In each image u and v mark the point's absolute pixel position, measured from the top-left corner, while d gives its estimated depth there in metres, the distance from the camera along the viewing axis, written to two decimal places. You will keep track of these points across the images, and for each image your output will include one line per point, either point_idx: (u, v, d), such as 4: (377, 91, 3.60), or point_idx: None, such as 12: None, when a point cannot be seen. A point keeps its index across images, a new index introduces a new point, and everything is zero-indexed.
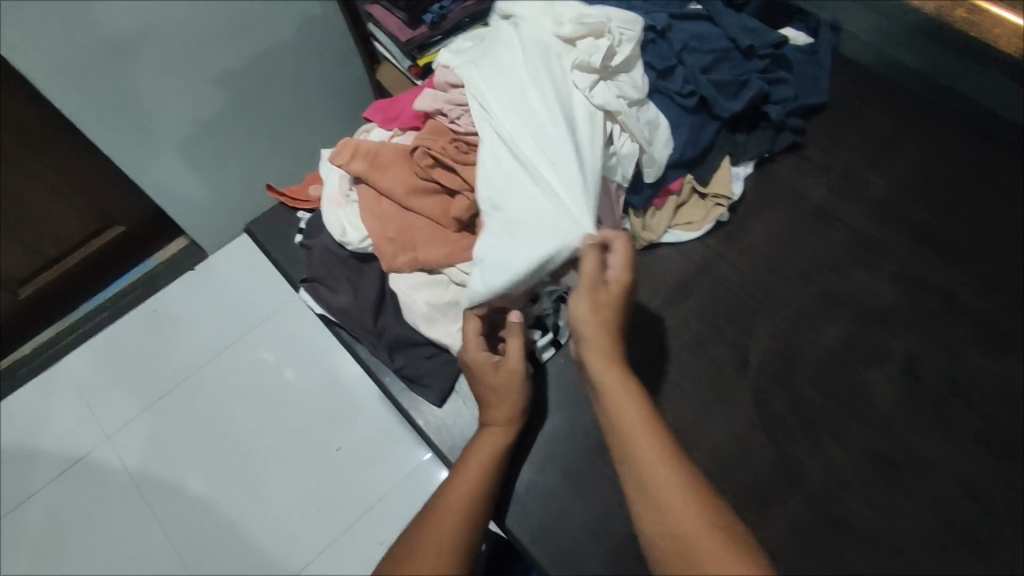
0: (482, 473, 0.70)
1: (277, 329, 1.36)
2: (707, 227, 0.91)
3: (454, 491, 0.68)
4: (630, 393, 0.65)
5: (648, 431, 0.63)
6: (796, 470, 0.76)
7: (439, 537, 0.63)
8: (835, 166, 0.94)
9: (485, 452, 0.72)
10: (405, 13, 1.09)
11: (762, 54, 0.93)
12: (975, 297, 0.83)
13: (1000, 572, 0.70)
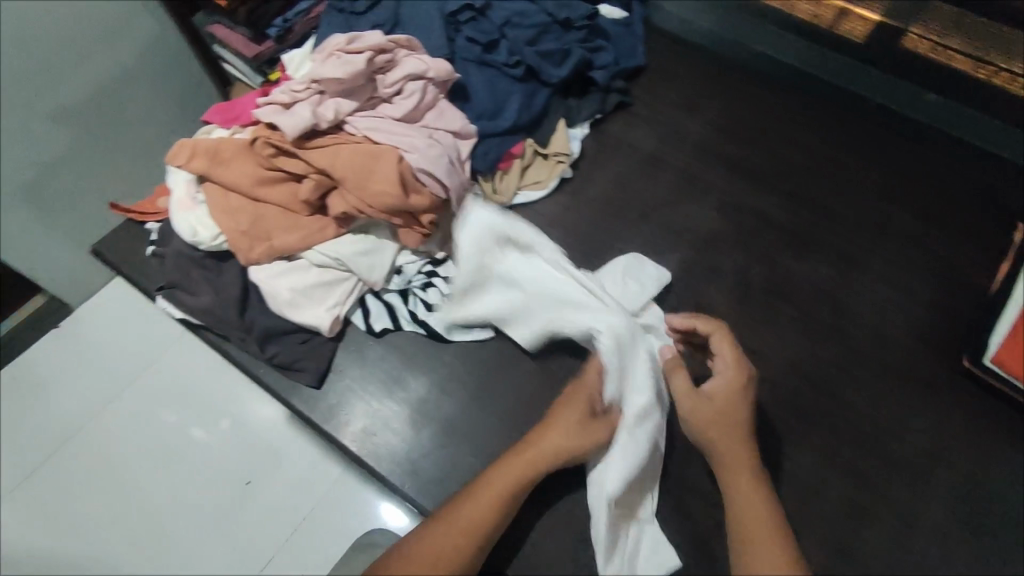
0: (521, 483, 0.69)
1: (169, 378, 1.17)
2: (553, 184, 0.97)
3: (461, 514, 0.67)
4: (733, 435, 0.69)
5: (744, 513, 0.66)
6: None
7: (454, 540, 0.66)
8: (658, 119, 1.06)
9: (507, 483, 0.69)
10: (247, 29, 1.07)
11: (580, 26, 1.04)
12: (781, 211, 0.96)
13: (833, 436, 0.81)
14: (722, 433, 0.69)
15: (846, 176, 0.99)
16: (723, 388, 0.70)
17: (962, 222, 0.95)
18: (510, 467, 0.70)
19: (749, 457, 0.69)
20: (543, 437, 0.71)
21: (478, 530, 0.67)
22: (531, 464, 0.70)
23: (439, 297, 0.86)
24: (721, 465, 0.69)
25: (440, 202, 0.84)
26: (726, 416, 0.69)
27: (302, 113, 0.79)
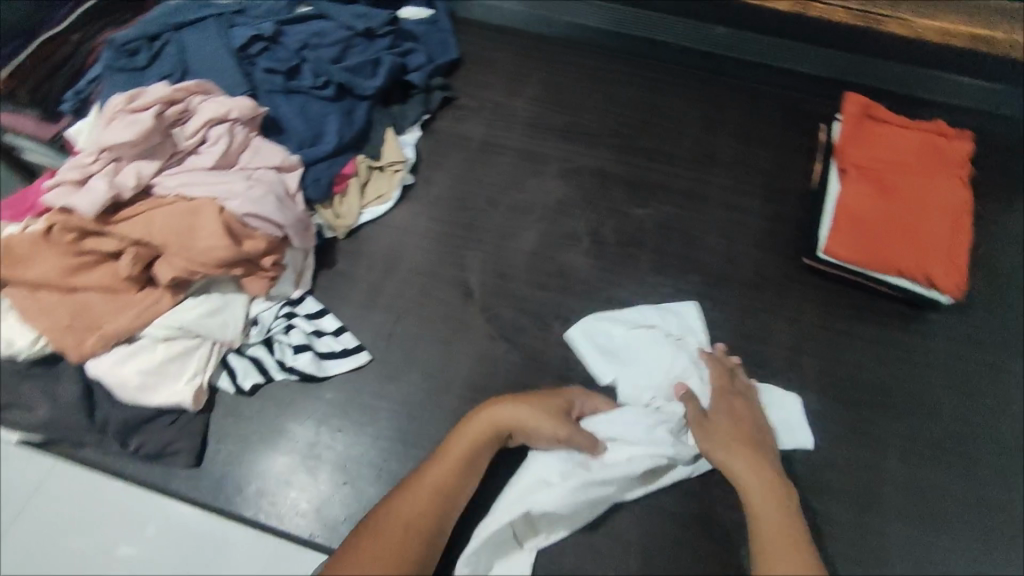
0: (474, 446, 0.71)
1: (76, 505, 0.86)
2: (397, 194, 0.96)
3: (423, 484, 0.68)
4: (755, 464, 0.70)
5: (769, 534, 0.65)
6: (540, 357, 0.85)
7: (413, 504, 0.66)
8: (485, 106, 1.07)
9: (464, 451, 0.70)
10: (34, 109, 0.88)
11: (384, 33, 1.02)
12: (615, 164, 1.00)
13: (712, 356, 0.86)
14: (740, 454, 0.71)
15: (668, 118, 1.05)
16: (758, 426, 0.75)
17: (774, 135, 1.04)
18: (465, 436, 0.72)
19: (769, 475, 0.70)
20: (509, 403, 0.73)
21: (439, 497, 0.67)
22: (488, 429, 0.72)
23: (306, 336, 0.84)
24: (746, 493, 0.69)
25: (279, 241, 0.82)
26: (746, 436, 0.73)
27: (97, 187, 0.72)
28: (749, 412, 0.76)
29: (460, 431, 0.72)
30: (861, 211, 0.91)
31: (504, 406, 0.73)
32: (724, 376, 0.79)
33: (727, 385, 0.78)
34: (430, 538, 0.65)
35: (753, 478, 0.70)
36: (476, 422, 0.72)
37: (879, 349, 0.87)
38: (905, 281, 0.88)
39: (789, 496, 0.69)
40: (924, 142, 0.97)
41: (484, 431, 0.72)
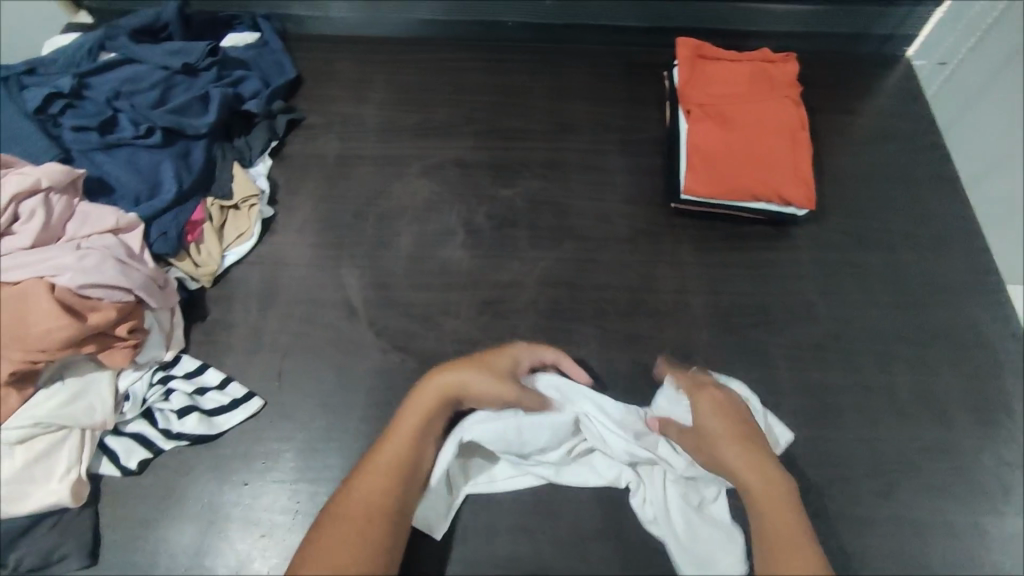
0: (423, 419, 0.70)
1: None
2: (258, 229, 0.91)
3: (380, 464, 0.68)
4: (754, 463, 0.69)
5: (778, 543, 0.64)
6: (437, 359, 0.84)
7: (372, 487, 0.67)
8: (335, 120, 1.04)
9: (417, 425, 0.70)
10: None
11: (207, 66, 0.97)
12: (476, 152, 1.00)
13: (602, 316, 0.88)
14: (741, 458, 0.69)
15: (519, 96, 1.06)
16: (736, 406, 0.74)
17: (622, 92, 1.07)
18: (414, 408, 0.71)
19: (773, 480, 0.68)
20: (451, 370, 0.73)
21: (397, 474, 0.68)
22: (440, 395, 0.72)
23: (188, 397, 0.79)
24: (752, 496, 0.68)
25: (131, 305, 0.75)
26: (738, 431, 0.71)
27: None
28: (736, 408, 0.74)
29: (410, 406, 0.72)
30: (712, 146, 0.93)
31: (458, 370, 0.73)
32: (689, 377, 0.78)
33: (699, 386, 0.76)
34: (395, 516, 0.66)
35: (757, 488, 0.68)
36: (427, 393, 0.72)
37: (753, 272, 0.91)
38: (764, 203, 0.92)
39: (789, 494, 0.68)
40: (755, 70, 1.00)
41: (438, 399, 0.72)
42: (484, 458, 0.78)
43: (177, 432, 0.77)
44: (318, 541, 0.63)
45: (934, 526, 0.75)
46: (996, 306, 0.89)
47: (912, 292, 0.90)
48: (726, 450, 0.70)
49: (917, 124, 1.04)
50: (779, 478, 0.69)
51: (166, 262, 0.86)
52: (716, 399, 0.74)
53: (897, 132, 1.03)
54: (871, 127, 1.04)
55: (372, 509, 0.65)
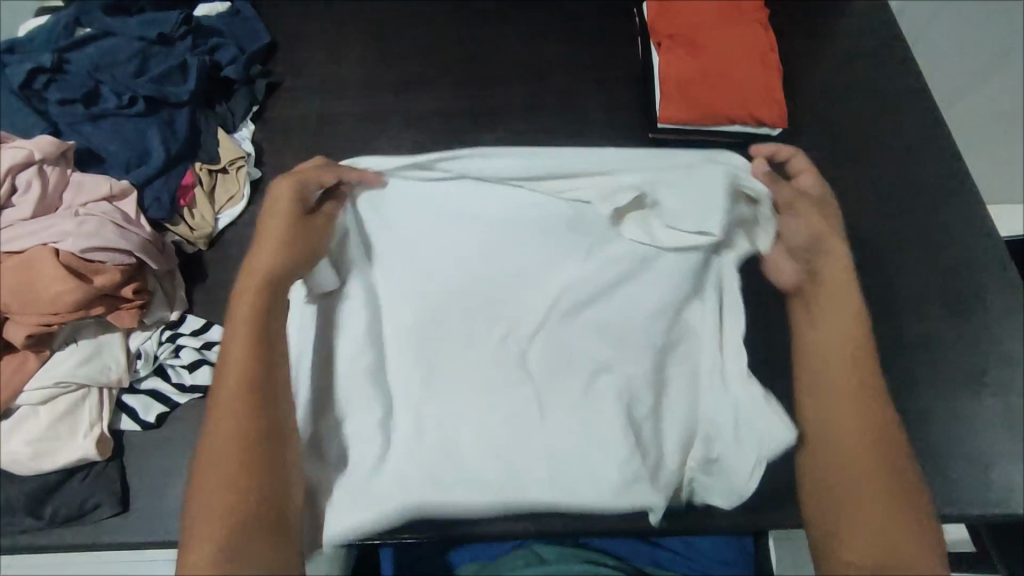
0: (243, 379, 0.64)
1: None
2: (248, 191, 0.94)
3: (229, 377, 0.64)
4: (864, 396, 0.69)
5: (862, 441, 0.67)
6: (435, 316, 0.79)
7: (221, 474, 0.60)
8: (314, 80, 1.06)
9: (232, 421, 0.62)
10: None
11: (181, 35, 0.98)
12: (455, 100, 1.03)
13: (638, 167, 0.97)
14: (841, 369, 0.71)
15: (492, 43, 1.09)
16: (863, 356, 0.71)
17: (592, 32, 1.09)
18: (242, 300, 0.67)
19: (869, 414, 0.68)
20: (259, 251, 0.68)
21: (245, 447, 0.61)
22: (257, 281, 0.67)
23: (197, 351, 0.81)
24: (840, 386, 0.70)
25: (133, 267, 0.78)
26: (852, 365, 0.71)
27: None
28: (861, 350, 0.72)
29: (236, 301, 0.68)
30: (684, 73, 0.94)
31: (278, 241, 0.68)
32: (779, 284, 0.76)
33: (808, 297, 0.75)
34: (260, 515, 0.59)
35: (857, 422, 0.68)
36: (259, 273, 0.67)
37: None
38: (739, 126, 0.94)
39: (895, 428, 0.68)
40: None
41: (273, 266, 0.67)
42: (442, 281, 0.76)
43: (190, 385, 0.80)
44: (198, 505, 0.60)
45: (919, 416, 0.79)
46: (970, 207, 0.92)
47: (888, 200, 0.93)
48: (835, 378, 0.71)
49: (885, 39, 1.06)
50: (880, 411, 0.69)
51: (162, 228, 0.88)
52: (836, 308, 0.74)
53: (867, 49, 1.05)
54: (841, 46, 1.06)
55: (241, 442, 0.61)
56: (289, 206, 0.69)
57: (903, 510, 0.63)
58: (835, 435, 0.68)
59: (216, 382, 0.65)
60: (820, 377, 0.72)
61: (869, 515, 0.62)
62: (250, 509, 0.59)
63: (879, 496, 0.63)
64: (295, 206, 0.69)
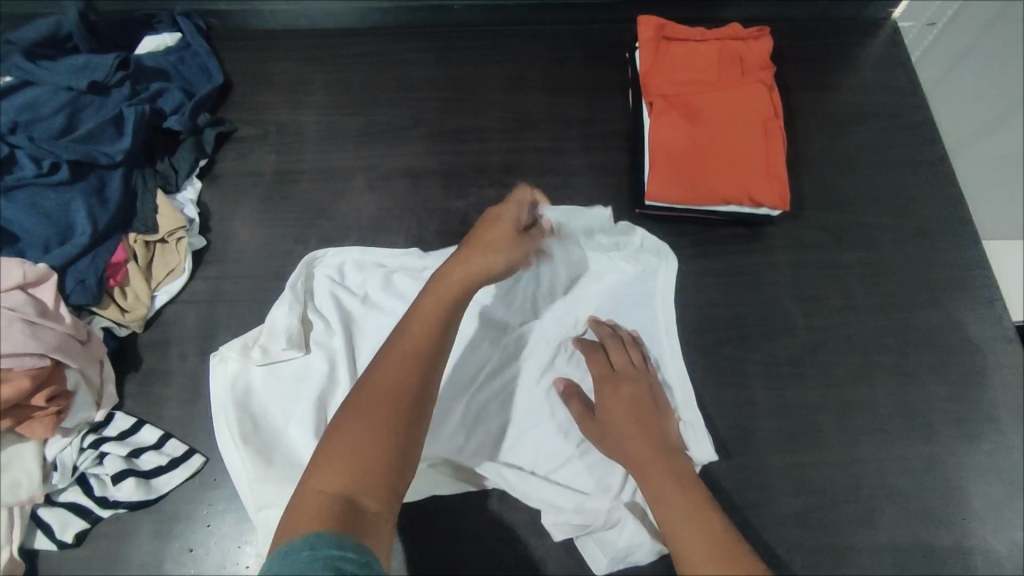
0: (430, 329, 0.60)
1: None
2: (189, 264, 0.84)
3: (409, 340, 0.59)
4: (680, 498, 0.63)
5: (682, 526, 0.60)
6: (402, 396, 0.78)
7: (360, 416, 0.54)
8: (271, 130, 0.97)
9: (404, 363, 0.57)
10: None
11: (118, 82, 0.88)
12: (424, 160, 0.94)
13: None
14: (622, 419, 0.72)
15: (468, 91, 0.99)
16: (642, 395, 0.73)
17: (579, 83, 0.99)
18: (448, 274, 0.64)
19: (653, 443, 0.69)
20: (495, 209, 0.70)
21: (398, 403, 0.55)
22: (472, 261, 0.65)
23: (123, 461, 0.73)
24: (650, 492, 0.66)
25: (47, 369, 0.70)
26: (637, 424, 0.71)
27: None
28: (646, 396, 0.73)
29: (451, 262, 0.65)
30: (675, 143, 0.85)
31: (493, 229, 0.68)
32: (602, 367, 0.76)
33: (613, 378, 0.75)
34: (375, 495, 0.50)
35: (648, 470, 0.67)
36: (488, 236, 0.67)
37: (725, 281, 0.85)
38: (741, 207, 0.84)
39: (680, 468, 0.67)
40: (724, 51, 0.90)
41: (491, 254, 0.66)
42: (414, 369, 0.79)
43: (112, 499, 0.72)
44: (320, 464, 0.52)
45: (915, 553, 0.71)
46: (986, 304, 0.83)
47: (897, 292, 0.84)
48: (621, 436, 0.71)
49: (904, 98, 0.96)
50: (676, 464, 0.67)
51: (89, 311, 0.79)
52: (629, 392, 0.74)
53: (882, 109, 0.95)
54: (854, 104, 0.95)
55: (394, 409, 0.54)
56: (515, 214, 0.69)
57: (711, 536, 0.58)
58: (665, 500, 0.63)
59: (391, 341, 0.60)
60: (620, 444, 0.70)
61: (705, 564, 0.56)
62: (377, 491, 0.51)
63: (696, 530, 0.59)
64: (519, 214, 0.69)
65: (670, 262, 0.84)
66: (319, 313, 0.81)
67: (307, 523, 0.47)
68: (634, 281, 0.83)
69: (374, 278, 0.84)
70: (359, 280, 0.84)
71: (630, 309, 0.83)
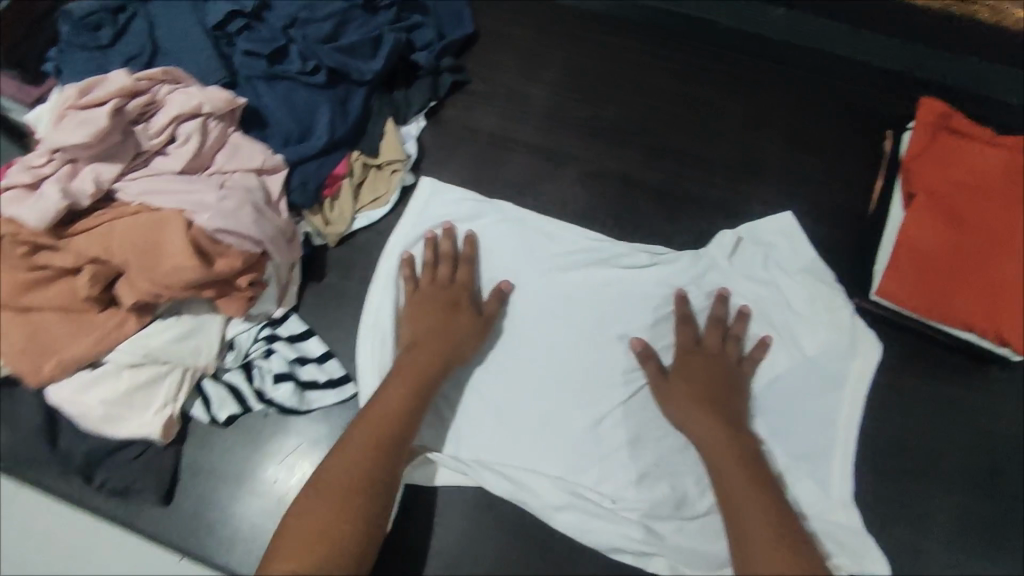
0: (416, 380, 0.68)
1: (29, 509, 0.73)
2: (395, 196, 0.85)
3: (392, 396, 0.67)
4: (748, 476, 0.63)
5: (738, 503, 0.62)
6: (557, 375, 0.78)
7: (346, 460, 0.61)
8: (501, 92, 0.95)
9: (391, 407, 0.66)
10: (12, 71, 0.85)
11: (386, 6, 0.89)
12: (644, 171, 0.90)
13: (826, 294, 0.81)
14: (694, 397, 0.70)
15: (706, 114, 0.93)
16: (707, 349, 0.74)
17: (829, 141, 0.91)
18: (422, 356, 0.71)
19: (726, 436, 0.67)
20: (433, 288, 0.76)
21: (375, 448, 0.62)
22: (425, 368, 0.69)
23: (288, 363, 0.75)
24: (716, 455, 0.66)
25: (257, 257, 0.72)
26: (705, 372, 0.72)
27: (66, 196, 0.65)
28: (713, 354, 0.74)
29: (416, 342, 0.72)
30: (934, 248, 0.77)
31: (437, 314, 0.74)
32: (684, 322, 0.76)
33: (688, 351, 0.74)
34: (361, 502, 0.59)
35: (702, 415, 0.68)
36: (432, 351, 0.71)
37: (926, 410, 0.77)
38: (975, 336, 0.76)
39: (755, 459, 0.66)
40: (1013, 165, 0.80)
41: (442, 340, 0.72)
42: (579, 363, 0.78)
43: (265, 396, 0.74)
44: (314, 491, 0.59)
45: None
46: None
47: None
48: (689, 411, 0.69)
49: None
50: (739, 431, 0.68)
51: (297, 213, 0.81)
52: (700, 352, 0.74)
53: None
54: None
55: (376, 451, 0.62)
56: (462, 292, 0.76)
57: (768, 512, 0.60)
58: (726, 472, 0.64)
59: (388, 380, 0.69)
60: (693, 426, 0.69)
61: (754, 538, 0.58)
62: (361, 506, 0.59)
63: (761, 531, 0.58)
64: (466, 293, 0.76)
65: (874, 348, 0.76)
66: (493, 278, 0.81)
67: (293, 551, 0.54)
68: (832, 359, 0.76)
69: (566, 253, 0.82)
70: (544, 248, 0.83)
71: (818, 390, 0.76)
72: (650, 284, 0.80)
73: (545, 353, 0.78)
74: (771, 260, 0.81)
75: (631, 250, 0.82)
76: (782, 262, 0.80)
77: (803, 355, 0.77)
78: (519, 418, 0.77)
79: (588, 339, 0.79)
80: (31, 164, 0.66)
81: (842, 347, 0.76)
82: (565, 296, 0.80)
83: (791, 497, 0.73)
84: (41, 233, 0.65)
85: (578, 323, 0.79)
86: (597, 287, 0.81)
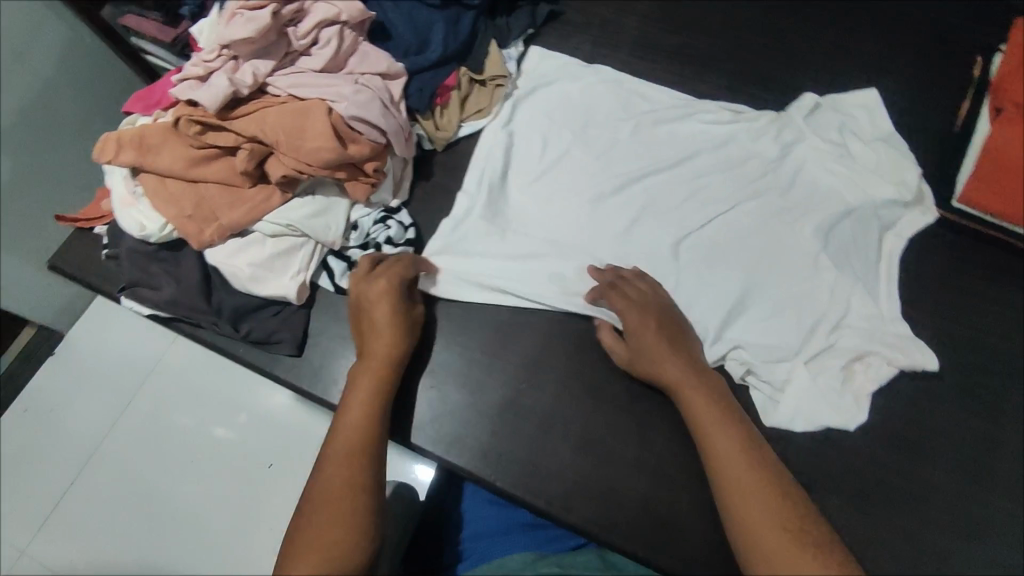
0: (376, 379, 0.73)
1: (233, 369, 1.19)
2: (498, 110, 0.94)
3: (358, 401, 0.71)
4: (743, 462, 0.65)
5: (737, 485, 0.64)
6: (649, 204, 0.88)
7: (336, 473, 0.65)
8: (594, 22, 1.03)
9: (373, 367, 0.73)
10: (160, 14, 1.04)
11: None
12: (727, 94, 0.96)
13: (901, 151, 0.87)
14: (674, 373, 0.73)
15: (789, 42, 0.98)
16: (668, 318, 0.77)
17: (914, 66, 0.93)
18: (373, 357, 0.74)
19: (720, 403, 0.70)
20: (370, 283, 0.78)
21: (363, 452, 0.67)
22: (377, 370, 0.73)
23: (402, 245, 0.86)
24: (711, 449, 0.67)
25: (381, 148, 0.82)
26: (662, 343, 0.75)
27: (233, 81, 0.76)
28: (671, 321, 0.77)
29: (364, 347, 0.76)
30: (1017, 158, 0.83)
31: (374, 306, 0.76)
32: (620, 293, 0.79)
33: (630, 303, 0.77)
34: (365, 501, 0.64)
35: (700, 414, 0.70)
36: (387, 322, 0.75)
37: (1000, 316, 0.81)
38: None
39: (739, 422, 0.69)
40: None
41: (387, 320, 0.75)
42: (660, 202, 0.88)
43: None
44: (311, 512, 0.63)
45: None
46: None
47: None
48: (661, 366, 0.73)
49: None
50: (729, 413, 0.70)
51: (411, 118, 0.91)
52: (641, 314, 0.76)
53: None
54: None
55: (359, 454, 0.67)
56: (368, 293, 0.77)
57: (775, 489, 0.63)
58: (724, 456, 0.66)
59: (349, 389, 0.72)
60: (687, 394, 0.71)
61: (761, 515, 0.61)
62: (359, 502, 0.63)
63: (752, 480, 0.63)
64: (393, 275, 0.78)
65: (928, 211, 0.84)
66: (591, 129, 0.93)
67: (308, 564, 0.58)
68: (890, 209, 0.84)
69: (659, 113, 0.93)
70: (635, 105, 0.94)
71: (874, 231, 0.83)
72: (732, 137, 0.90)
73: (632, 181, 0.89)
74: (846, 127, 0.89)
75: (714, 110, 0.92)
76: (858, 131, 0.89)
77: (868, 197, 0.84)
78: (611, 231, 0.87)
79: (683, 178, 0.89)
80: (203, 58, 0.78)
81: (906, 201, 0.83)
82: (657, 144, 0.92)
83: (862, 349, 0.78)
84: (211, 116, 0.77)
85: (669, 164, 0.90)
86: (680, 137, 0.92)
